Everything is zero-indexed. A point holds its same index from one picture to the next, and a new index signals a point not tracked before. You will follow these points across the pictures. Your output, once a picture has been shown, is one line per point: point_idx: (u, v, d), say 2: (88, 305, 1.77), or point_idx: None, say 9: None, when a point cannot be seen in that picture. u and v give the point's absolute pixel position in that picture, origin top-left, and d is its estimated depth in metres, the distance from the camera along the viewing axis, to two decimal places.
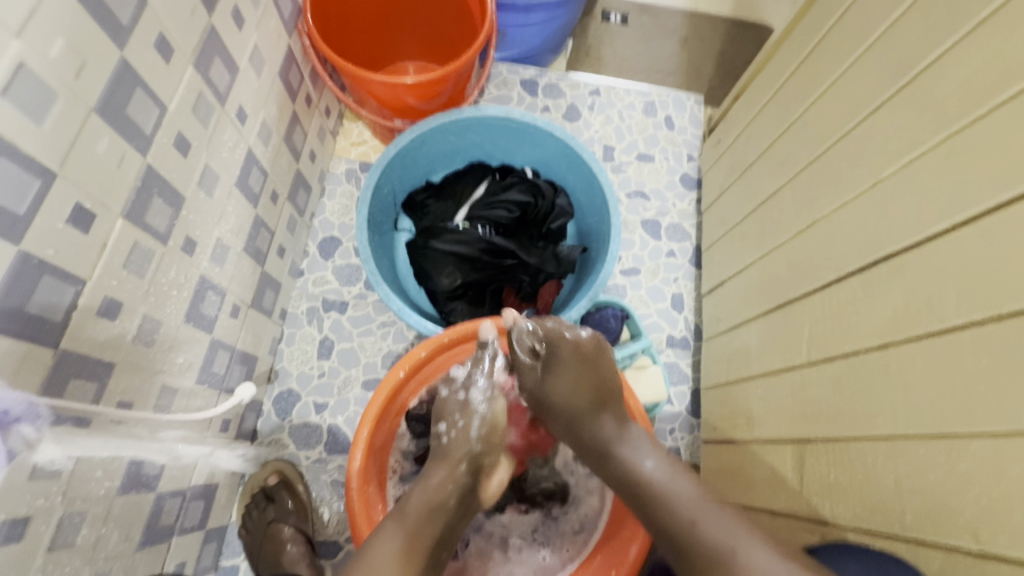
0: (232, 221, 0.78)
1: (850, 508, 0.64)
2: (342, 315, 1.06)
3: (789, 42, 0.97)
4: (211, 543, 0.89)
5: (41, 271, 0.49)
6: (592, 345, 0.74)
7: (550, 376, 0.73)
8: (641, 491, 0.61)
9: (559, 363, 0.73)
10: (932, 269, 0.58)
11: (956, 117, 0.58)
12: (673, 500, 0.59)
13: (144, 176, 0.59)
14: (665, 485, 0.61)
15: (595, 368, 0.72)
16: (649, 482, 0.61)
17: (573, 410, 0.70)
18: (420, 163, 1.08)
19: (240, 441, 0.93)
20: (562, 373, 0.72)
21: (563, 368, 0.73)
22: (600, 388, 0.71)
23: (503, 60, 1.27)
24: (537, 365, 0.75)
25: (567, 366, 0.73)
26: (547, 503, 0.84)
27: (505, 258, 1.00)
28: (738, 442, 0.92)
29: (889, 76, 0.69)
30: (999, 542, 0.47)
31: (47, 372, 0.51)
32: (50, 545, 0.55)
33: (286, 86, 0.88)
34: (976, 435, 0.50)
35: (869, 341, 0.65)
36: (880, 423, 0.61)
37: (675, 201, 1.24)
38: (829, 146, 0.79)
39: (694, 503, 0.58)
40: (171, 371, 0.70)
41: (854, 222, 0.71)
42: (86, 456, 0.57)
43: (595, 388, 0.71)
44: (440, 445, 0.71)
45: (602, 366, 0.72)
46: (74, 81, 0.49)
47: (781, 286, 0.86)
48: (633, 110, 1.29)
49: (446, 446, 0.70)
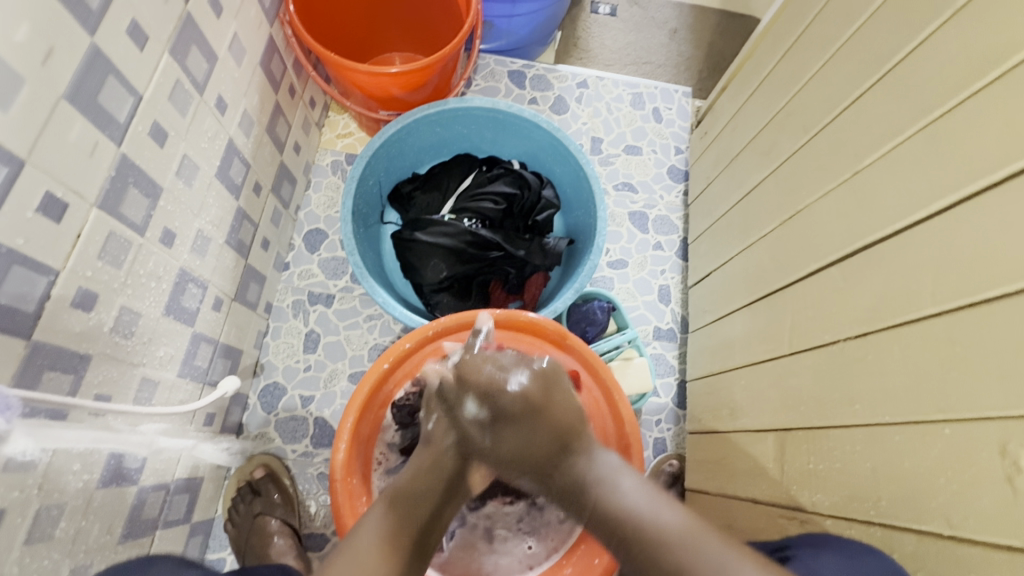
0: (213, 213, 0.78)
1: (827, 495, 0.65)
2: (328, 308, 1.06)
3: (772, 33, 0.97)
4: (197, 536, 0.89)
5: (11, 260, 0.48)
6: (539, 390, 0.65)
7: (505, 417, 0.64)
8: (625, 540, 0.57)
9: (504, 417, 0.64)
10: (909, 258, 0.58)
11: (936, 105, 0.58)
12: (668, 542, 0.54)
13: (119, 165, 0.58)
14: (652, 520, 0.57)
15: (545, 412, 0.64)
16: (638, 521, 0.57)
17: (536, 457, 0.63)
18: (407, 154, 1.07)
19: (224, 434, 0.93)
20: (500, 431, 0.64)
21: (509, 425, 0.64)
22: (557, 430, 0.64)
23: (490, 51, 1.26)
24: (481, 426, 0.65)
25: (513, 423, 0.64)
26: (532, 493, 0.82)
27: (491, 250, 1.00)
28: (721, 432, 0.93)
29: (869, 66, 0.69)
30: (969, 525, 0.48)
31: (19, 363, 0.51)
32: (26, 538, 0.55)
33: (269, 76, 0.87)
34: (950, 420, 0.50)
35: (847, 329, 0.66)
36: (857, 410, 0.62)
37: (663, 194, 1.24)
38: (812, 137, 0.79)
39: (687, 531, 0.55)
40: (151, 364, 0.70)
41: (834, 212, 0.71)
42: (63, 448, 0.57)
43: (553, 430, 0.63)
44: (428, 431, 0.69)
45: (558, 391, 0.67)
46: (41, 67, 0.48)
47: (763, 277, 0.87)
48: (621, 102, 1.29)
49: (432, 433, 0.68)
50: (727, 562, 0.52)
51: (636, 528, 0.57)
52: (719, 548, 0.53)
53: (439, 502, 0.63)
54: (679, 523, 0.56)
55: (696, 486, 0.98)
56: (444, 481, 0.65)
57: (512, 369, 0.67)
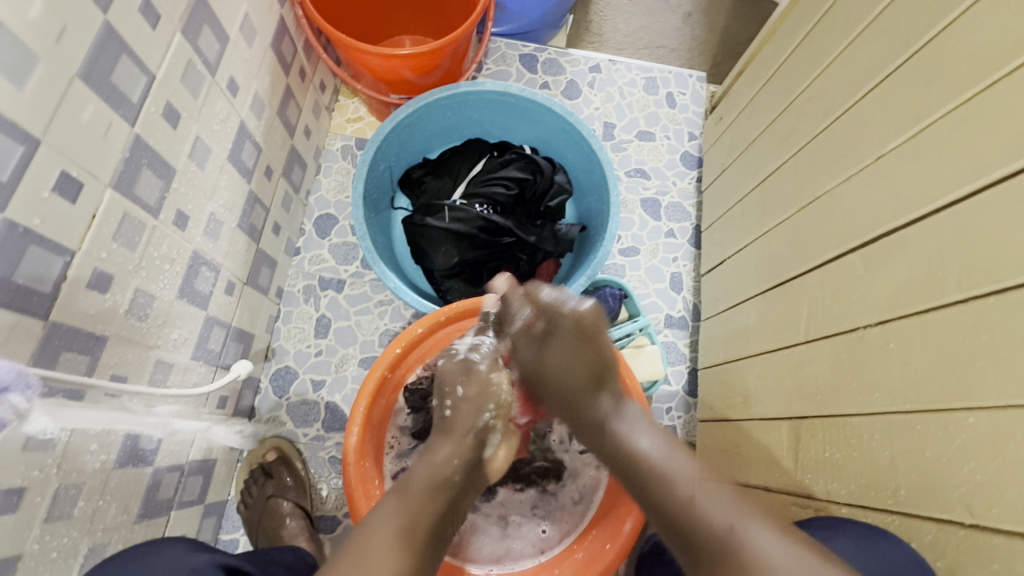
0: (225, 196, 0.77)
1: (843, 484, 0.65)
2: (339, 294, 1.06)
3: (793, 15, 0.95)
4: (211, 517, 0.90)
5: (27, 241, 0.48)
6: (591, 317, 0.71)
7: (545, 354, 0.71)
8: (636, 471, 0.60)
9: (555, 339, 0.71)
10: (935, 244, 0.57)
11: (968, 84, 0.56)
12: (670, 483, 0.57)
13: (132, 146, 0.58)
14: (665, 468, 0.58)
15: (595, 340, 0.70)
16: (649, 460, 0.59)
17: (570, 390, 0.68)
18: (417, 139, 1.06)
19: (237, 418, 0.94)
20: (551, 350, 0.71)
21: (560, 344, 0.71)
22: (599, 366, 0.69)
23: (501, 35, 1.24)
24: (534, 338, 0.73)
25: (563, 342, 0.71)
26: (542, 481, 0.84)
27: (502, 236, 0.99)
28: (733, 420, 0.92)
29: (898, 47, 0.67)
30: (993, 515, 0.47)
31: (37, 343, 0.51)
32: (46, 516, 0.55)
33: (279, 58, 0.86)
34: (975, 409, 0.49)
35: (868, 316, 0.65)
36: (877, 399, 0.61)
37: (676, 180, 1.22)
38: (833, 121, 0.77)
39: (695, 482, 0.56)
40: (165, 347, 0.70)
41: (856, 198, 0.70)
42: (80, 429, 0.57)
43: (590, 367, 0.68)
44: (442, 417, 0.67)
45: (601, 341, 0.70)
46: (55, 44, 0.47)
47: (780, 263, 0.85)
48: (634, 86, 1.27)
49: (450, 420, 0.66)
50: (737, 525, 0.52)
51: (645, 465, 0.59)
52: (730, 500, 0.54)
53: (457, 493, 0.61)
54: (691, 470, 0.57)
55: None
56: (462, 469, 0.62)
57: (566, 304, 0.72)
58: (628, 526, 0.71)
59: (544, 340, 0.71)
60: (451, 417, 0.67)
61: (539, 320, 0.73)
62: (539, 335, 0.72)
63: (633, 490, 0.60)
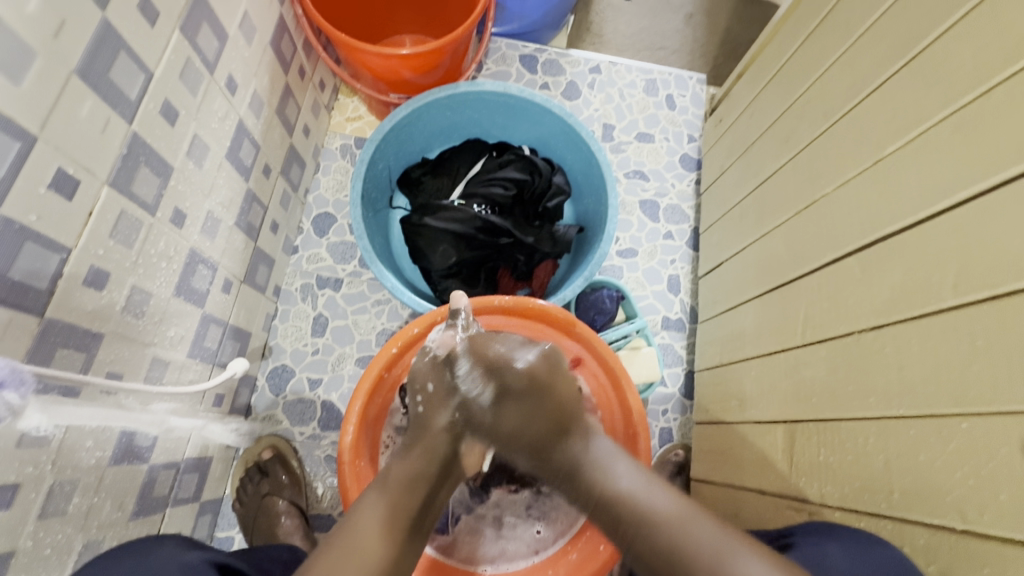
0: (223, 194, 0.77)
1: (837, 488, 0.65)
2: (336, 293, 1.06)
3: (794, 18, 0.95)
4: (206, 515, 0.90)
5: (23, 237, 0.48)
6: (544, 367, 0.65)
7: (500, 408, 0.63)
8: (618, 515, 0.57)
9: (507, 392, 0.63)
10: (930, 250, 0.57)
11: (965, 90, 0.56)
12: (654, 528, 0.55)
13: (130, 143, 0.58)
14: (646, 505, 0.56)
15: (546, 396, 0.63)
16: (625, 501, 0.57)
17: (531, 441, 0.63)
18: (416, 139, 1.06)
19: (233, 415, 0.94)
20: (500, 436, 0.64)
21: (512, 403, 0.63)
22: (558, 413, 0.63)
23: (502, 35, 1.24)
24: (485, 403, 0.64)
25: (516, 398, 0.63)
26: (536, 481, 0.82)
27: (500, 236, 0.99)
28: (729, 422, 0.92)
29: (897, 50, 0.67)
30: (985, 520, 0.47)
31: (33, 340, 0.51)
32: (40, 512, 0.55)
33: (279, 56, 0.87)
34: (968, 414, 0.50)
35: (864, 321, 0.65)
36: (872, 403, 0.61)
37: (675, 182, 1.22)
38: (831, 125, 0.78)
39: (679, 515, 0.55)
40: (161, 344, 0.70)
41: (854, 202, 0.70)
42: (75, 426, 0.57)
43: (551, 416, 0.63)
44: (419, 415, 0.67)
45: (557, 389, 0.64)
46: (53, 40, 0.47)
47: (777, 267, 0.86)
48: (634, 88, 1.27)
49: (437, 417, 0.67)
50: (724, 558, 0.51)
51: (625, 507, 0.57)
52: (711, 537, 0.53)
53: (436, 484, 0.61)
54: (673, 504, 0.56)
55: (702, 475, 0.98)
56: (440, 462, 0.63)
57: (519, 349, 0.66)
58: None
59: (504, 376, 0.64)
60: (425, 414, 0.66)
61: (488, 384, 0.63)
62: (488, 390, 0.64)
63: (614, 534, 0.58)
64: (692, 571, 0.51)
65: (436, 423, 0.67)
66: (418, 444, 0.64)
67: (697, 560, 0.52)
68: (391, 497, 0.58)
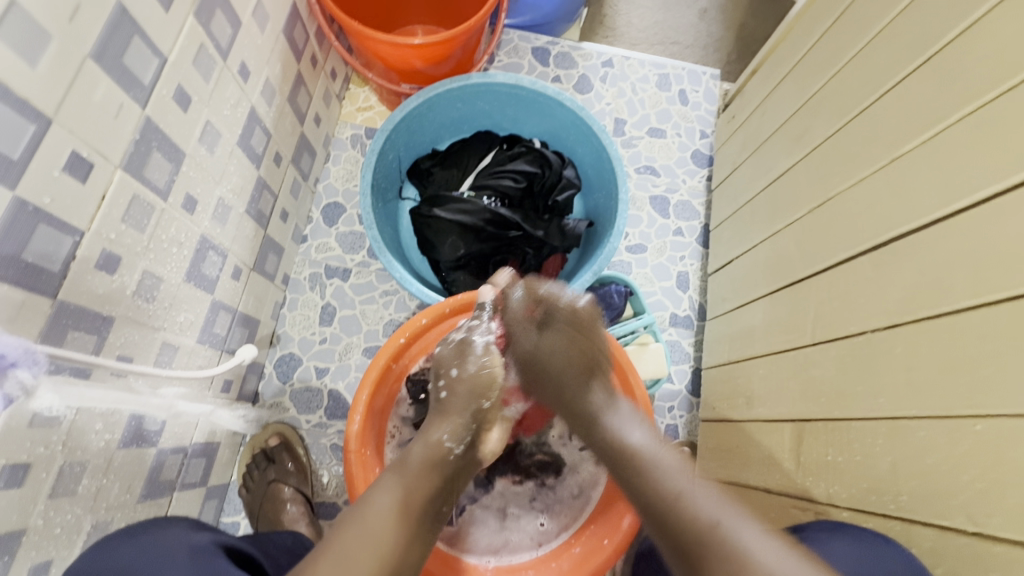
0: (234, 181, 0.77)
1: (844, 487, 0.65)
2: (344, 283, 1.06)
3: (811, 11, 0.93)
4: (213, 499, 0.91)
5: (37, 219, 0.48)
6: (588, 313, 0.74)
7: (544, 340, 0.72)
8: (626, 462, 0.61)
9: (553, 327, 0.72)
10: (946, 250, 0.56)
11: (986, 88, 0.55)
12: (658, 477, 0.58)
13: (143, 128, 0.58)
14: (653, 459, 0.60)
15: (586, 340, 0.72)
16: (638, 453, 0.61)
17: (561, 381, 0.70)
18: (427, 130, 1.06)
19: (241, 402, 0.95)
20: (534, 375, 0.72)
21: (556, 334, 0.72)
22: (589, 360, 0.71)
23: (514, 26, 1.24)
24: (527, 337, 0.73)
25: (564, 336, 0.72)
26: (541, 474, 0.84)
27: (509, 229, 0.99)
28: (735, 420, 0.92)
29: (917, 46, 0.66)
30: (995, 523, 0.47)
31: (46, 321, 0.51)
32: (51, 492, 0.56)
33: (291, 44, 0.86)
34: (980, 417, 0.49)
35: (875, 320, 0.64)
36: (882, 403, 0.60)
37: (686, 178, 1.21)
38: (848, 122, 0.76)
39: (682, 477, 0.58)
40: (171, 329, 0.70)
41: (869, 200, 0.69)
42: (85, 408, 0.58)
43: (586, 368, 0.70)
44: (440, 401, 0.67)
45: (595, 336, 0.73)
46: (69, 23, 0.47)
47: (788, 265, 0.85)
48: (647, 82, 1.26)
49: (446, 401, 0.67)
50: (723, 519, 0.53)
51: (636, 458, 0.61)
52: (712, 501, 0.55)
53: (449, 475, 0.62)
54: (679, 470, 0.59)
55: (708, 473, 0.98)
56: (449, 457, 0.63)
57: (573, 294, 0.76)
58: (627, 522, 0.71)
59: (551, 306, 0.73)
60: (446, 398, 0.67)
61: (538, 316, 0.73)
62: (539, 322, 0.73)
63: (625, 484, 0.61)
64: (690, 513, 0.54)
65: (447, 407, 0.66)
66: (432, 429, 0.64)
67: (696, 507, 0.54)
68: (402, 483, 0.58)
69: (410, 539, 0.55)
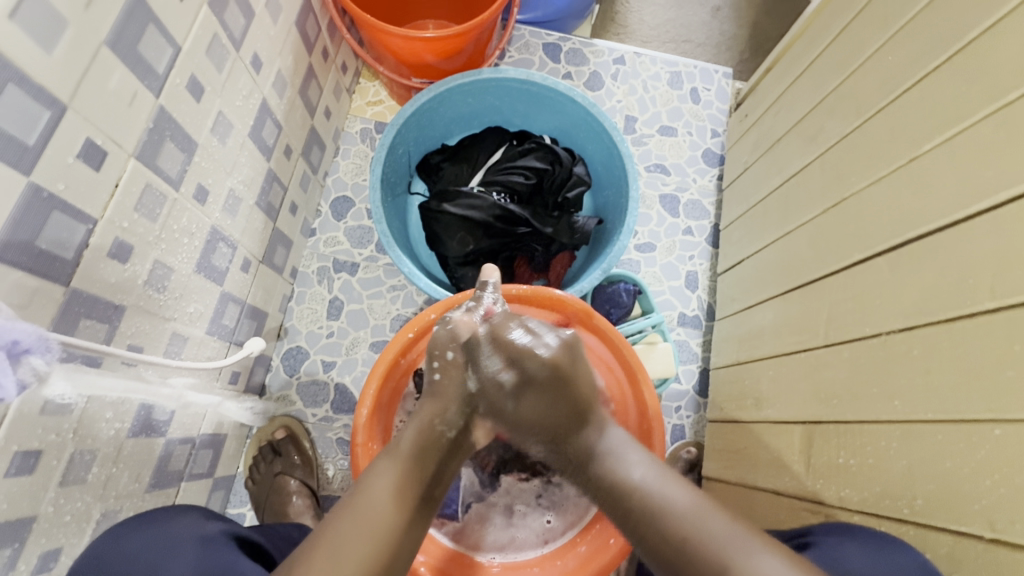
0: (245, 172, 0.77)
1: (857, 491, 0.64)
2: (352, 277, 1.06)
3: (829, 9, 0.91)
4: (219, 491, 0.91)
5: (51, 206, 0.48)
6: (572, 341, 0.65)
7: (525, 383, 0.63)
8: (628, 505, 0.56)
9: (532, 375, 0.62)
10: (966, 251, 0.55)
11: (1008, 89, 0.54)
12: (662, 518, 0.53)
13: (156, 117, 0.58)
14: (659, 496, 0.55)
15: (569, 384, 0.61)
16: (642, 495, 0.55)
17: (548, 426, 0.61)
18: (437, 125, 1.05)
19: (248, 394, 0.95)
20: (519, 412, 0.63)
21: (536, 387, 0.62)
22: (578, 402, 0.61)
23: (526, 22, 1.23)
24: (503, 381, 0.63)
25: (541, 384, 0.62)
26: (547, 472, 0.82)
27: (518, 225, 0.98)
28: (743, 421, 0.91)
29: (936, 45, 0.65)
30: (1015, 529, 0.46)
31: (57, 309, 0.51)
32: (61, 480, 0.56)
33: (304, 37, 0.86)
34: (1000, 420, 0.48)
35: (891, 322, 0.63)
36: (898, 406, 0.60)
37: (696, 177, 1.20)
38: (865, 121, 0.75)
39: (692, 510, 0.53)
40: (181, 320, 0.70)
41: (885, 201, 0.68)
42: (96, 396, 0.58)
43: (574, 404, 0.61)
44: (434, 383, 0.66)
45: (580, 366, 0.64)
46: (84, 10, 0.47)
47: (800, 266, 0.84)
48: (659, 80, 1.25)
49: (444, 388, 0.66)
50: (733, 552, 0.49)
51: (636, 498, 0.55)
52: (724, 526, 0.52)
53: (446, 458, 0.61)
54: (691, 505, 0.53)
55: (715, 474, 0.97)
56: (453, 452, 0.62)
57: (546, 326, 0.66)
58: None
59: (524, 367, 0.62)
60: (442, 381, 0.66)
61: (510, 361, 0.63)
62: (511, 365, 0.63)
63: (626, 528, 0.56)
64: (704, 551, 0.50)
65: (446, 393, 0.65)
66: (423, 411, 0.63)
67: (704, 552, 0.50)
68: (400, 469, 0.58)
69: (408, 525, 0.55)
